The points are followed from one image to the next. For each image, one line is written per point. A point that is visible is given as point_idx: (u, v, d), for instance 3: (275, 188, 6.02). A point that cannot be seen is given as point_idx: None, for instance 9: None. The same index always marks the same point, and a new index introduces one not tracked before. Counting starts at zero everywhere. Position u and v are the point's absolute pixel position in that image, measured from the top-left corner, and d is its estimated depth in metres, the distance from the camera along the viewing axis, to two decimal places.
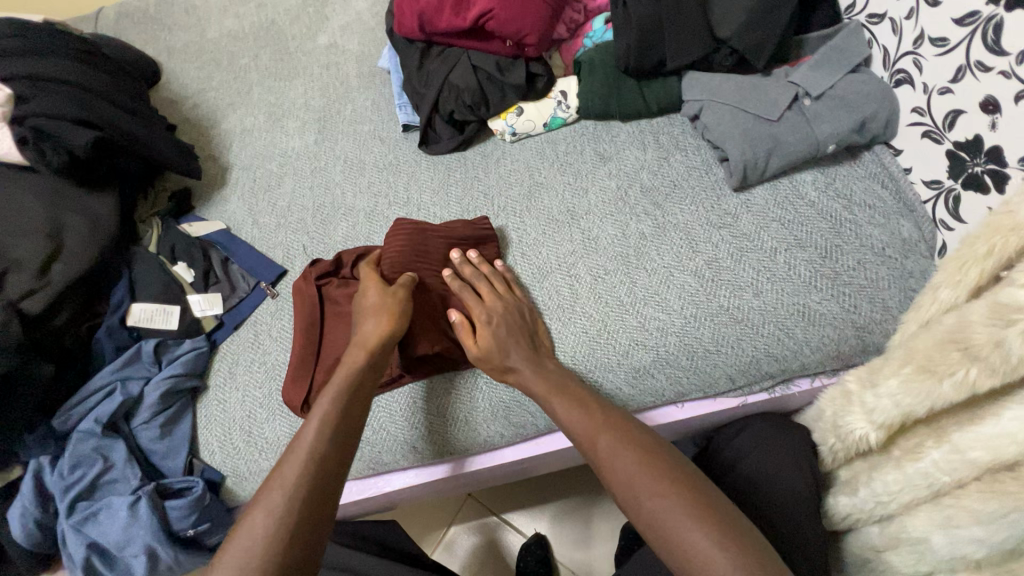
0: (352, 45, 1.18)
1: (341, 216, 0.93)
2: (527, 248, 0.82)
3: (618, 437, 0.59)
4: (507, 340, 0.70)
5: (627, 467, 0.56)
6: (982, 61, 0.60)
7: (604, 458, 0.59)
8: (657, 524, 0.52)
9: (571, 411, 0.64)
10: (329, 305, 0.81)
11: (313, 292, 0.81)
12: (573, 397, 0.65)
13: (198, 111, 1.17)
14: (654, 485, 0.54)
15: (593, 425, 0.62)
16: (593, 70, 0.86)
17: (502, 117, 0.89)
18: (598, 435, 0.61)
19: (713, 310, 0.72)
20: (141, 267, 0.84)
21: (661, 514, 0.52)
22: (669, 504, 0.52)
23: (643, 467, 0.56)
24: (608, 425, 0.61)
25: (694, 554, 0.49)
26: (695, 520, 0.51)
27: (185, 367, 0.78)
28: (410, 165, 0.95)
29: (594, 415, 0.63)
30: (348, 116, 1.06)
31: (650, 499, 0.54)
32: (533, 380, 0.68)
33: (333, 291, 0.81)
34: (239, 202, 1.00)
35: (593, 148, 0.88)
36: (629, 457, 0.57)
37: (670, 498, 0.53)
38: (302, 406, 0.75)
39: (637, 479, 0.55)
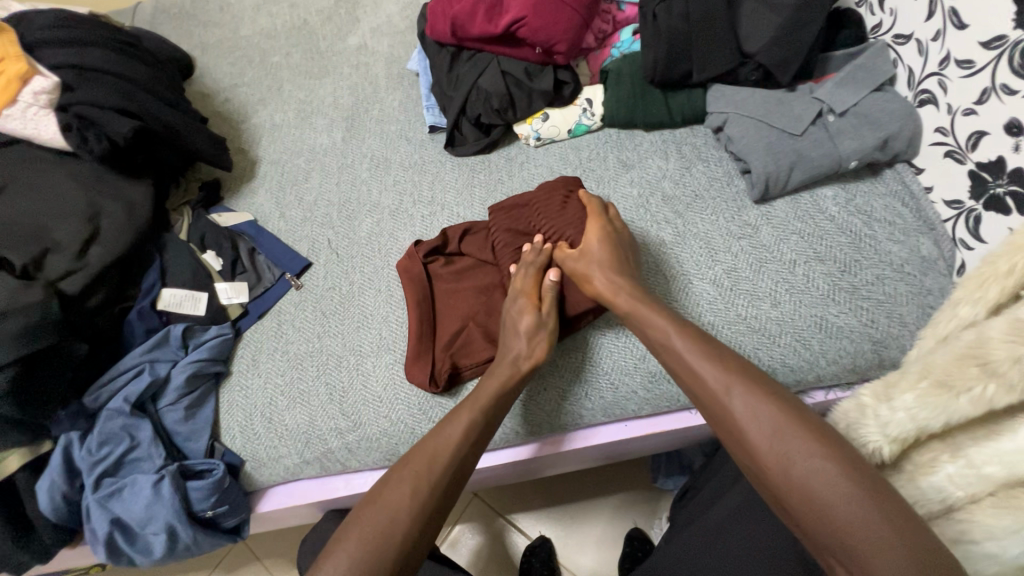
0: (382, 47, 1.21)
1: (366, 212, 0.95)
2: None
3: (757, 391, 0.55)
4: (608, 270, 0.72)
5: (769, 420, 0.52)
6: (1007, 84, 0.61)
7: (740, 408, 0.54)
8: (806, 488, 0.48)
9: (701, 354, 0.60)
10: (438, 283, 0.83)
11: (413, 268, 0.82)
12: (695, 353, 0.61)
13: (229, 106, 1.20)
14: (805, 442, 0.50)
15: (723, 377, 0.57)
16: (619, 80, 0.87)
17: (528, 121, 0.91)
18: (734, 383, 0.56)
19: (731, 319, 0.73)
20: (173, 255, 0.87)
21: (813, 474, 0.48)
22: (823, 465, 0.48)
23: (789, 425, 0.51)
24: (745, 376, 0.57)
25: (846, 521, 0.45)
26: (854, 481, 0.46)
27: (210, 352, 0.81)
28: (435, 165, 0.97)
29: (722, 368, 0.58)
30: (376, 115, 1.08)
31: (799, 458, 0.49)
32: (629, 307, 0.69)
33: (439, 269, 0.84)
34: (266, 195, 1.02)
35: (616, 155, 0.89)
36: (767, 413, 0.53)
37: (824, 458, 0.48)
38: (428, 381, 0.75)
39: (784, 435, 0.51)
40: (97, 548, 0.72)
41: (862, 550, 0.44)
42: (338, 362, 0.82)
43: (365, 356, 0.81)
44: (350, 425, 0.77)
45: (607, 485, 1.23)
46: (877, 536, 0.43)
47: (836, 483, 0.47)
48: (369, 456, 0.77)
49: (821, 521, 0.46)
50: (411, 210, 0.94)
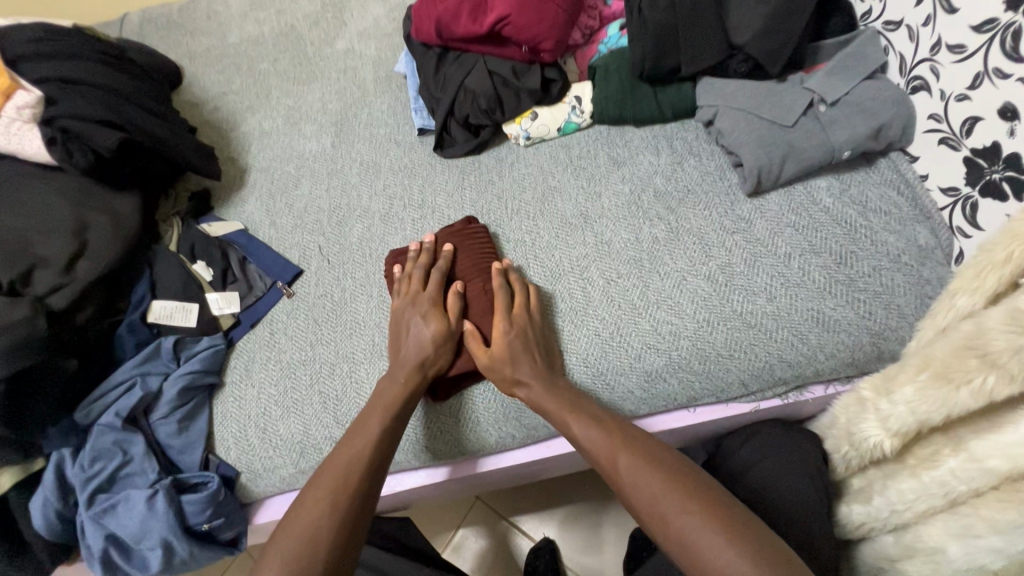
0: (370, 50, 1.20)
1: (356, 218, 0.95)
2: (539, 251, 0.83)
3: (642, 459, 0.58)
4: (520, 354, 0.70)
5: (650, 485, 0.55)
6: (1000, 67, 0.59)
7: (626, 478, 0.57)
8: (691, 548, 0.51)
9: (588, 430, 0.63)
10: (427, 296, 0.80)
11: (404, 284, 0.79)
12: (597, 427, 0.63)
13: (218, 114, 1.19)
14: (685, 502, 0.53)
15: (615, 447, 0.60)
16: (608, 76, 0.86)
17: (516, 121, 0.90)
18: (619, 453, 0.59)
19: (726, 315, 0.72)
20: (163, 266, 0.86)
21: (694, 535, 0.51)
22: (697, 524, 0.51)
23: (676, 486, 0.54)
24: (630, 445, 0.60)
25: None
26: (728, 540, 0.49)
27: (202, 364, 0.80)
28: (425, 168, 0.96)
29: (613, 440, 0.61)
30: (364, 119, 1.08)
31: (679, 519, 0.52)
32: (543, 397, 0.67)
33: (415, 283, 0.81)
34: (257, 203, 1.02)
35: (607, 152, 0.88)
36: (653, 478, 0.56)
37: (697, 516, 0.52)
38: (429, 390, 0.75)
39: (666, 499, 0.54)
40: (93, 564, 0.72)
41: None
42: (332, 370, 0.81)
43: (358, 363, 0.81)
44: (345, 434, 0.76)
45: (610, 485, 1.22)
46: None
47: (711, 542, 0.50)
48: None
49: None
50: (401, 214, 0.93)
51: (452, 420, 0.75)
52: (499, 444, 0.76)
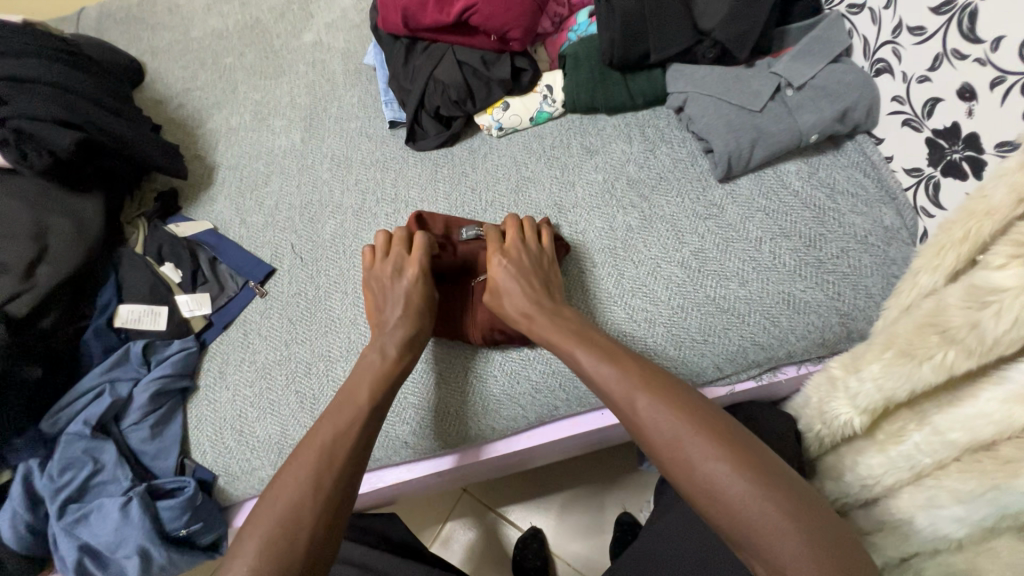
0: (338, 42, 1.18)
1: (328, 214, 0.93)
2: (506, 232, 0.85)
3: (663, 402, 0.55)
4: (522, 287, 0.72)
5: (670, 428, 0.53)
6: (958, 49, 0.60)
7: (643, 418, 0.55)
8: (712, 486, 0.49)
9: (601, 368, 0.61)
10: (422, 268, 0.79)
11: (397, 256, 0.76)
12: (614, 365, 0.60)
13: (183, 111, 1.16)
14: (711, 443, 0.51)
15: (625, 382, 0.58)
16: (578, 64, 0.86)
17: (488, 111, 0.89)
18: (635, 394, 0.57)
19: (700, 300, 0.73)
20: (129, 269, 0.84)
21: (716, 476, 0.49)
22: (722, 467, 0.49)
23: (701, 427, 0.53)
24: (644, 382, 0.57)
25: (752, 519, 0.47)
26: (755, 485, 0.48)
27: (174, 368, 0.78)
28: (397, 162, 0.95)
29: (628, 377, 0.58)
30: (334, 113, 1.06)
31: (710, 467, 0.50)
32: (551, 329, 0.67)
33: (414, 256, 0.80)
34: (226, 202, 1.00)
35: (579, 142, 0.88)
36: (672, 419, 0.54)
37: (725, 462, 0.50)
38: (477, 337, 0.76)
39: (688, 437, 0.52)
40: None
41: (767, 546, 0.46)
42: (307, 369, 0.80)
43: (335, 361, 0.80)
44: None
45: (596, 472, 1.23)
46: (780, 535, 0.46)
47: (736, 487, 0.48)
48: None
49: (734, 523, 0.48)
50: (374, 208, 0.92)
51: (429, 415, 0.75)
52: (480, 437, 0.75)
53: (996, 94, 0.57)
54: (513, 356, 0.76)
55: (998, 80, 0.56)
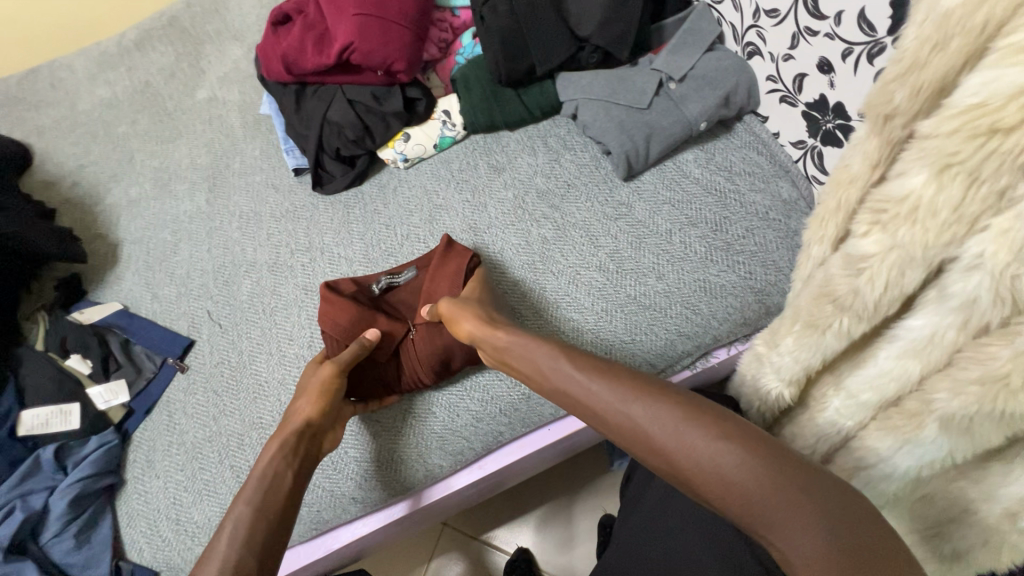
0: (233, 94, 1.15)
1: (243, 273, 0.90)
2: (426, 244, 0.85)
3: (654, 400, 0.48)
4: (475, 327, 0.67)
5: (666, 424, 0.46)
6: (809, 26, 0.62)
7: (639, 420, 0.48)
8: (695, 474, 0.44)
9: (587, 376, 0.54)
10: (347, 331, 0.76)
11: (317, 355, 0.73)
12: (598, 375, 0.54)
13: (78, 189, 1.11)
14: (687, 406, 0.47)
15: (616, 387, 0.51)
16: (469, 87, 0.86)
17: (390, 145, 0.88)
18: (622, 394, 0.50)
19: (622, 301, 0.73)
20: (29, 370, 0.79)
21: (696, 459, 0.44)
22: (695, 445, 0.44)
23: (671, 409, 0.47)
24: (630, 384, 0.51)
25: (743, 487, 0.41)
26: (741, 452, 0.43)
27: (95, 467, 0.73)
28: (307, 210, 0.92)
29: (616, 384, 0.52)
30: (238, 168, 1.03)
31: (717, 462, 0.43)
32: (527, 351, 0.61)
33: (331, 322, 0.76)
34: (135, 278, 0.95)
35: (485, 161, 0.88)
36: (670, 416, 0.47)
37: (735, 455, 0.42)
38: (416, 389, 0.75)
39: (688, 435, 0.45)
40: None
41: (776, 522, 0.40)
42: (240, 441, 0.76)
43: (268, 427, 0.76)
44: None
45: (572, 479, 1.23)
46: (792, 512, 0.39)
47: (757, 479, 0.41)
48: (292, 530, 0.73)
49: (732, 509, 0.42)
50: (289, 260, 0.89)
51: (377, 465, 0.72)
52: (431, 478, 0.73)
53: (848, 64, 0.59)
54: (449, 391, 0.75)
55: (847, 51, 0.59)
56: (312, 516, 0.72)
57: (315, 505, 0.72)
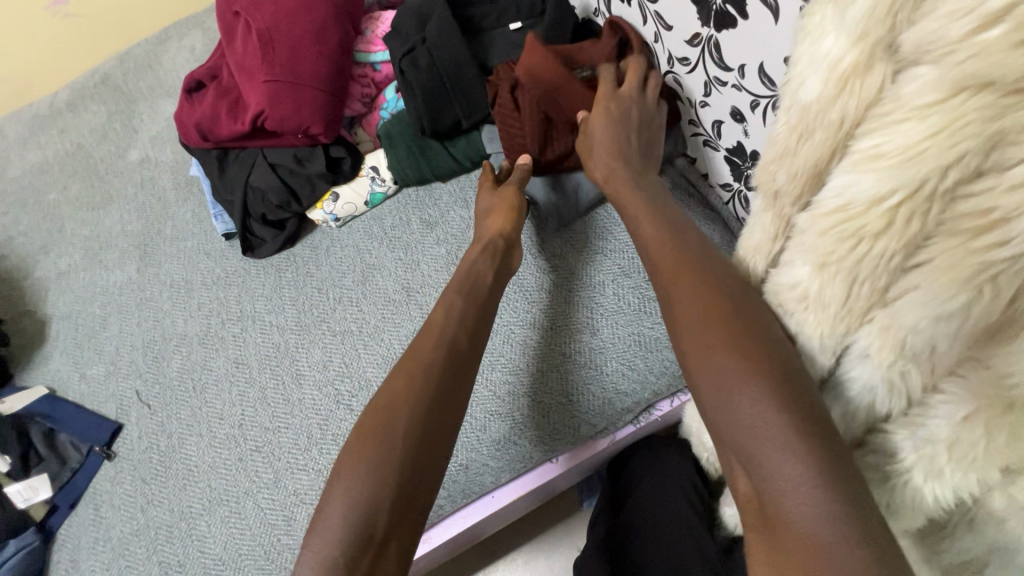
0: (165, 154, 1.12)
1: (173, 348, 0.86)
2: (354, 308, 0.81)
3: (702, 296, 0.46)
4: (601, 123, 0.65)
5: (692, 328, 0.45)
6: (717, 76, 0.61)
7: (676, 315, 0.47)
8: (712, 391, 0.42)
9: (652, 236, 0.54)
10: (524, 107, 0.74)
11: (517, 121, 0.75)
12: (664, 262, 0.51)
13: (7, 263, 1.06)
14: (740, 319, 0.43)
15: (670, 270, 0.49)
16: (394, 141, 0.84)
17: (319, 206, 0.85)
18: (676, 278, 0.48)
19: (557, 360, 0.71)
20: None
21: (719, 376, 0.42)
22: (730, 369, 0.41)
23: (718, 316, 0.44)
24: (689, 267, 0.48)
25: (755, 425, 0.39)
26: (773, 394, 0.39)
27: (11, 575, 0.70)
28: (239, 275, 0.89)
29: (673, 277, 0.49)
30: (170, 233, 0.99)
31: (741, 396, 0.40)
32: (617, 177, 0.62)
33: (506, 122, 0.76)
34: (63, 358, 0.91)
35: (418, 217, 0.86)
36: (708, 323, 0.44)
37: (761, 390, 0.39)
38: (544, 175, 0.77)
39: (722, 348, 0.42)
40: None
41: (769, 466, 0.38)
42: (168, 533, 0.72)
43: (197, 517, 0.72)
44: None
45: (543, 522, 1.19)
46: (773, 451, 0.38)
47: (766, 423, 0.39)
48: None
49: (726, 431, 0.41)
50: (220, 331, 0.85)
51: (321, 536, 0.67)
52: None
53: (757, 115, 0.58)
54: None
55: (755, 102, 0.57)
56: None
57: None
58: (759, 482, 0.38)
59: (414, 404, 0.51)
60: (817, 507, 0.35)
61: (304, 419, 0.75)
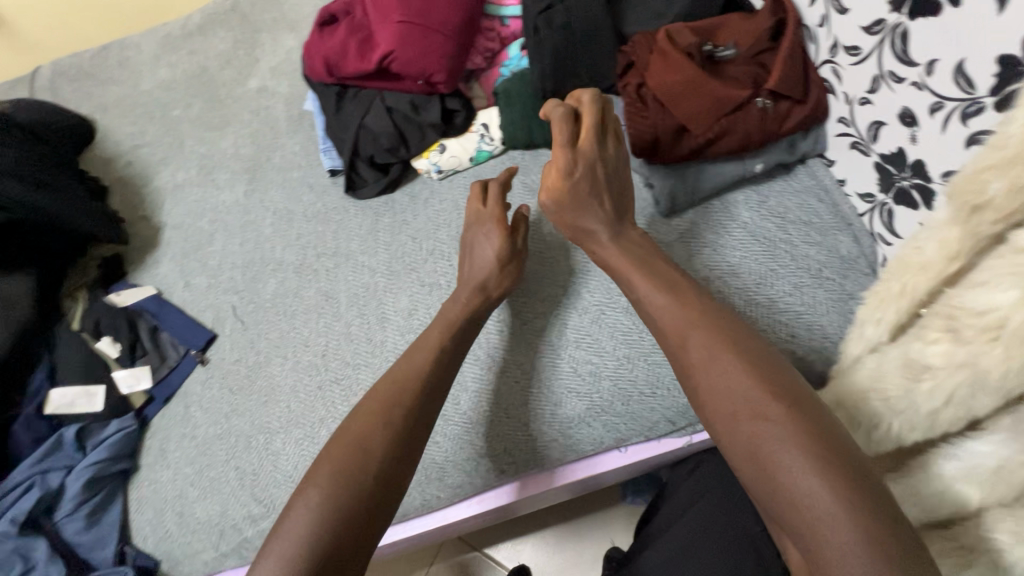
0: (282, 86, 1.15)
1: (270, 272, 0.90)
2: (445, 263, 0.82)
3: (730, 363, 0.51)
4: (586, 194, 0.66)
5: (730, 390, 0.50)
6: (894, 70, 0.55)
7: (711, 378, 0.52)
8: (753, 457, 0.46)
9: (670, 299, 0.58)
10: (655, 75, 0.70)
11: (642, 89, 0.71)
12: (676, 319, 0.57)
13: (132, 169, 1.15)
14: (763, 399, 0.48)
15: (687, 323, 0.56)
16: (511, 100, 0.82)
17: (425, 155, 0.86)
18: (692, 337, 0.55)
19: (646, 350, 0.70)
20: (64, 349, 0.82)
21: (758, 440, 0.46)
22: (772, 437, 0.46)
23: (739, 396, 0.49)
24: (709, 324, 0.55)
25: (802, 500, 0.43)
26: (809, 458, 0.44)
27: (110, 451, 0.76)
28: (338, 212, 0.92)
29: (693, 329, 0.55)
30: (278, 162, 1.03)
31: (787, 461, 0.44)
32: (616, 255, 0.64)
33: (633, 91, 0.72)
34: (171, 264, 0.97)
35: (521, 181, 0.84)
36: (747, 382, 0.49)
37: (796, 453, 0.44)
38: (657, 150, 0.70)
39: (751, 415, 0.47)
40: None
41: (817, 536, 0.42)
42: (247, 443, 0.76)
43: (274, 433, 0.76)
44: (263, 511, 0.72)
45: (580, 504, 1.19)
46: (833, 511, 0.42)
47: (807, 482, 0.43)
48: None
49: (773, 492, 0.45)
50: (315, 263, 0.88)
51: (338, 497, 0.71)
52: (426, 506, 0.71)
53: (936, 119, 0.52)
54: (457, 417, 0.71)
55: (937, 105, 0.52)
56: None
57: None
58: (808, 548, 0.42)
59: (377, 411, 0.58)
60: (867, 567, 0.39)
61: (384, 361, 0.76)
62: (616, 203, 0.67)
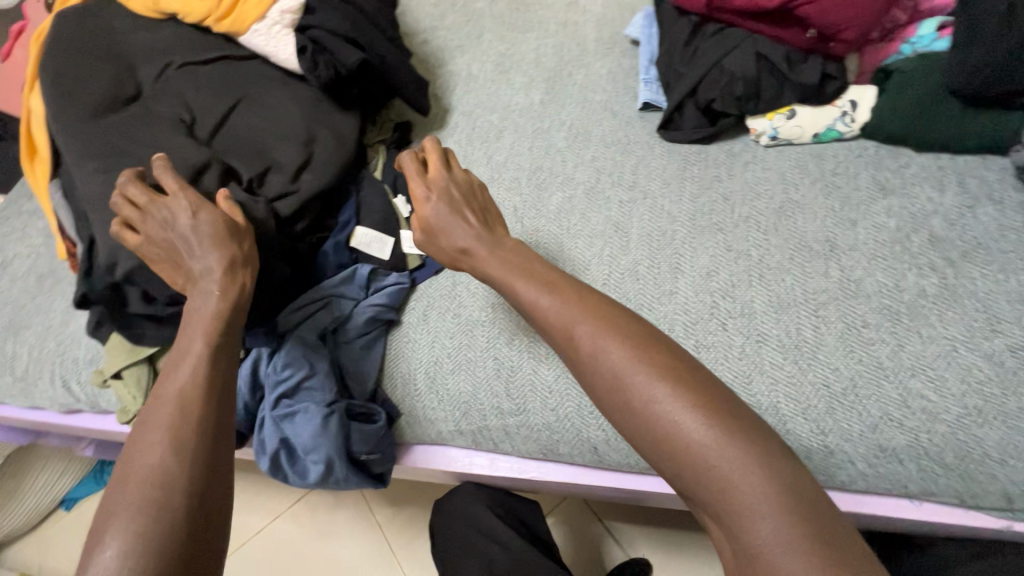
0: (595, 5, 1.12)
1: (557, 184, 0.88)
2: (763, 235, 0.75)
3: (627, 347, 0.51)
4: (449, 215, 0.64)
5: (621, 361, 0.50)
6: None
7: (586, 351, 0.52)
8: (682, 453, 0.46)
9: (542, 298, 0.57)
10: None
11: None
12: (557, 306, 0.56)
13: (427, 48, 1.15)
14: (651, 379, 0.48)
15: (572, 312, 0.55)
16: (906, 85, 0.74)
17: (767, 116, 0.80)
18: (574, 325, 0.54)
19: (1006, 411, 0.59)
20: (368, 193, 0.86)
21: (684, 434, 0.46)
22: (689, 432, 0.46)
23: (619, 372, 0.50)
24: (592, 313, 0.54)
25: (728, 490, 0.43)
26: (752, 461, 0.44)
27: (387, 299, 0.79)
28: (641, 147, 0.88)
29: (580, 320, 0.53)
30: (580, 81, 1.01)
31: (719, 463, 0.44)
32: (489, 259, 0.62)
33: None
34: (455, 148, 0.99)
35: (872, 174, 0.76)
36: (627, 357, 0.50)
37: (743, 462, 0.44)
38: None
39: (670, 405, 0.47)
40: (261, 459, 0.75)
41: (746, 521, 0.42)
42: (509, 339, 0.76)
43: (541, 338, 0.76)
44: (513, 410, 0.73)
45: None
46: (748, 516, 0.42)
47: (764, 505, 0.42)
48: (524, 444, 0.74)
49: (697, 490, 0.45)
50: (607, 191, 0.85)
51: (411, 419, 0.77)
52: None
53: None
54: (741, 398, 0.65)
55: None
56: (551, 444, 0.73)
57: (558, 435, 0.72)
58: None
59: (200, 439, 0.51)
60: (782, 532, 0.41)
61: (670, 312, 0.72)
62: (478, 215, 0.66)
